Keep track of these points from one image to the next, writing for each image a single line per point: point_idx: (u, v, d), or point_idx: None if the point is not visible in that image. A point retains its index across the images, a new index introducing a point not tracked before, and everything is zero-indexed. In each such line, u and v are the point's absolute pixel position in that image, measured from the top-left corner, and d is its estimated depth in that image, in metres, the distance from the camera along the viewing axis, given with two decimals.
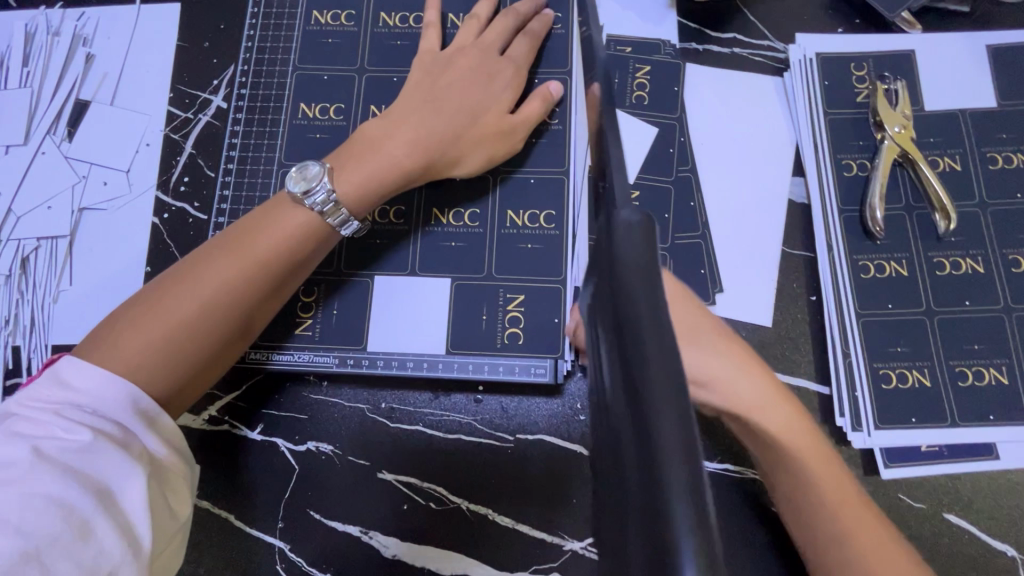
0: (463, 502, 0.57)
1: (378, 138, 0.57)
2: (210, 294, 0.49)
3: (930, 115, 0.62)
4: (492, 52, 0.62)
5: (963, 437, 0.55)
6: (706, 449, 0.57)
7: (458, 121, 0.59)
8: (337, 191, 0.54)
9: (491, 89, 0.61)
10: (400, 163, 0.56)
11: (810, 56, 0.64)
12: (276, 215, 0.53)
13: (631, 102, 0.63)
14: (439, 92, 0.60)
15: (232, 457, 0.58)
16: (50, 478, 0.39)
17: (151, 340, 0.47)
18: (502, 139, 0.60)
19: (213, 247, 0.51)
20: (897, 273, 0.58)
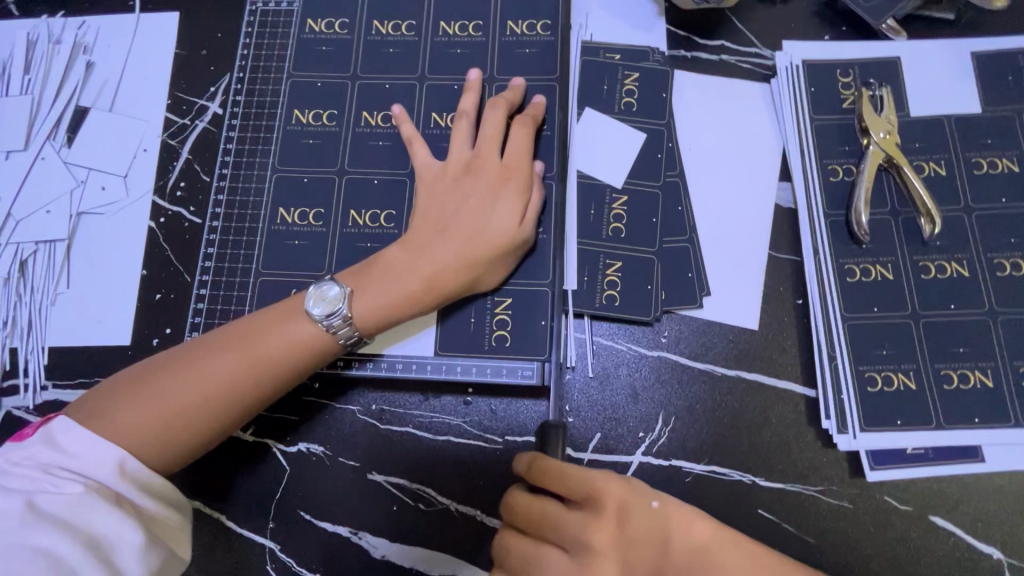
0: (452, 503, 0.57)
1: (393, 263, 0.56)
2: (215, 392, 0.51)
3: (915, 121, 0.62)
4: (489, 155, 0.60)
5: (948, 440, 0.55)
6: (693, 451, 0.57)
7: (469, 239, 0.56)
8: (353, 315, 0.55)
9: (497, 197, 0.58)
10: (411, 289, 0.55)
11: (796, 63, 0.65)
12: (295, 321, 0.54)
13: (619, 109, 0.64)
14: (448, 213, 0.58)
15: (225, 459, 0.59)
16: (41, 530, 0.42)
17: (152, 424, 0.49)
18: (513, 251, 0.57)
19: (230, 337, 0.53)
20: (883, 277, 0.59)
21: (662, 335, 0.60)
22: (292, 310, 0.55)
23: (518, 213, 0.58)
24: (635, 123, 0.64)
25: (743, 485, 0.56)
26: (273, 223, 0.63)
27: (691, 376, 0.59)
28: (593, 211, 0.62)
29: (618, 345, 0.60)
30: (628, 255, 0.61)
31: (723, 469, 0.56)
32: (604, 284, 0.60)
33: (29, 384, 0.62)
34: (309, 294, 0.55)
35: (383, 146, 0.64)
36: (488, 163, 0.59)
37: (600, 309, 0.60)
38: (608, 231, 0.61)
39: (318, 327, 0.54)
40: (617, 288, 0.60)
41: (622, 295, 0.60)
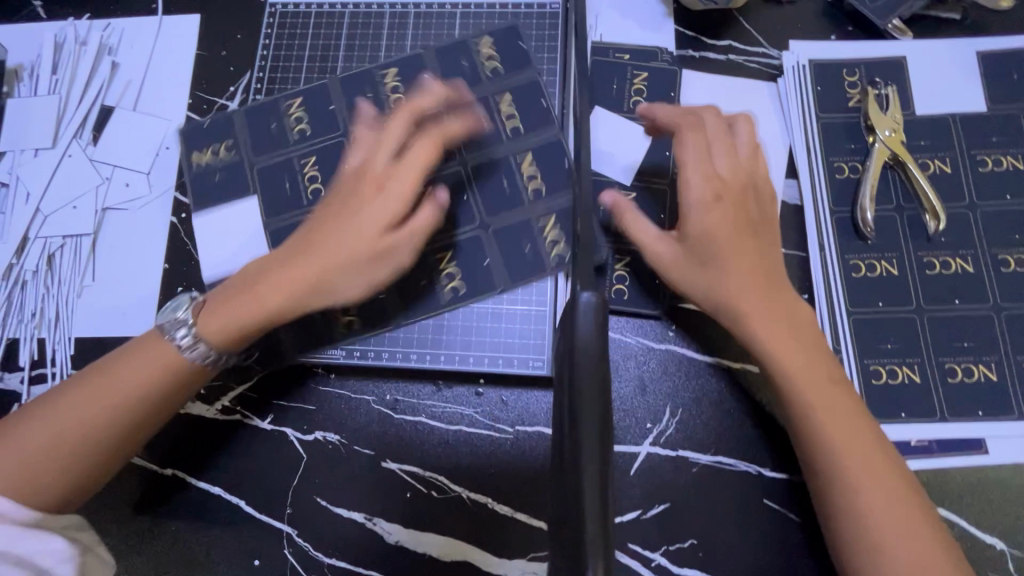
0: (464, 491, 0.59)
1: (257, 276, 0.56)
2: (72, 424, 0.51)
3: (921, 119, 0.63)
4: (377, 167, 0.59)
5: (951, 432, 0.56)
6: (699, 442, 0.58)
7: (332, 253, 0.56)
8: (200, 329, 0.54)
9: (368, 205, 0.57)
10: (266, 303, 0.55)
11: (803, 62, 0.66)
12: (145, 348, 0.54)
13: (628, 108, 0.66)
14: (332, 220, 0.57)
15: (244, 446, 0.61)
16: None
17: (22, 452, 0.49)
18: (380, 261, 0.57)
19: (96, 366, 0.54)
20: (888, 272, 0.60)
21: (669, 329, 0.61)
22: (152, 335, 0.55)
23: (388, 222, 0.57)
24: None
25: (749, 475, 0.57)
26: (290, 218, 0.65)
27: (698, 369, 0.60)
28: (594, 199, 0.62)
29: (627, 338, 0.61)
30: (634, 250, 0.62)
31: (729, 460, 0.58)
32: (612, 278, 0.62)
33: (56, 373, 0.65)
34: (160, 315, 0.56)
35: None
36: (376, 170, 0.58)
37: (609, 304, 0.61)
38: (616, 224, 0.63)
39: (206, 338, 0.54)
40: (625, 283, 0.62)
41: (630, 288, 0.62)
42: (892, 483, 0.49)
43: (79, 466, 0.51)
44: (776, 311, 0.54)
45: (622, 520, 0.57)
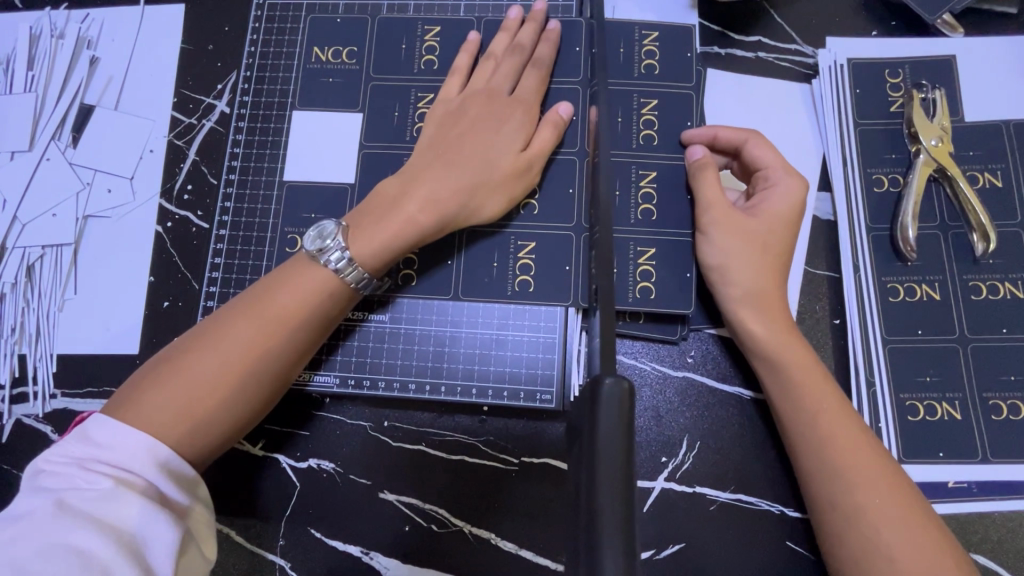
0: (466, 525, 0.55)
1: (395, 195, 0.53)
2: (237, 357, 0.47)
3: (971, 126, 0.58)
4: (501, 91, 0.57)
5: (994, 475, 0.52)
6: (719, 478, 0.54)
7: (475, 168, 0.53)
8: (352, 249, 0.50)
9: (500, 123, 0.55)
10: (441, 199, 0.52)
11: (841, 62, 0.60)
12: (296, 274, 0.50)
13: (640, 73, 0.59)
14: (452, 141, 0.55)
15: (236, 473, 0.57)
16: (70, 527, 0.39)
17: (176, 400, 0.46)
18: (520, 176, 0.55)
19: (244, 301, 0.50)
20: (929, 297, 0.55)
21: (688, 355, 0.57)
22: (296, 265, 0.51)
23: (520, 144, 0.55)
24: (660, 88, 0.59)
25: (772, 515, 0.53)
26: (284, 227, 0.60)
27: (719, 400, 0.56)
28: (572, 190, 0.57)
29: (642, 364, 0.57)
30: (660, 241, 0.56)
31: (751, 498, 0.54)
32: (637, 274, 0.56)
33: (38, 392, 0.61)
34: (304, 239, 0.52)
35: (398, 117, 0.61)
36: (497, 95, 0.57)
37: (634, 303, 0.55)
38: (636, 213, 0.57)
39: (362, 261, 0.50)
40: (651, 279, 0.55)
41: (657, 286, 0.55)
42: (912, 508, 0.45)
43: (239, 403, 0.48)
44: (779, 317, 0.51)
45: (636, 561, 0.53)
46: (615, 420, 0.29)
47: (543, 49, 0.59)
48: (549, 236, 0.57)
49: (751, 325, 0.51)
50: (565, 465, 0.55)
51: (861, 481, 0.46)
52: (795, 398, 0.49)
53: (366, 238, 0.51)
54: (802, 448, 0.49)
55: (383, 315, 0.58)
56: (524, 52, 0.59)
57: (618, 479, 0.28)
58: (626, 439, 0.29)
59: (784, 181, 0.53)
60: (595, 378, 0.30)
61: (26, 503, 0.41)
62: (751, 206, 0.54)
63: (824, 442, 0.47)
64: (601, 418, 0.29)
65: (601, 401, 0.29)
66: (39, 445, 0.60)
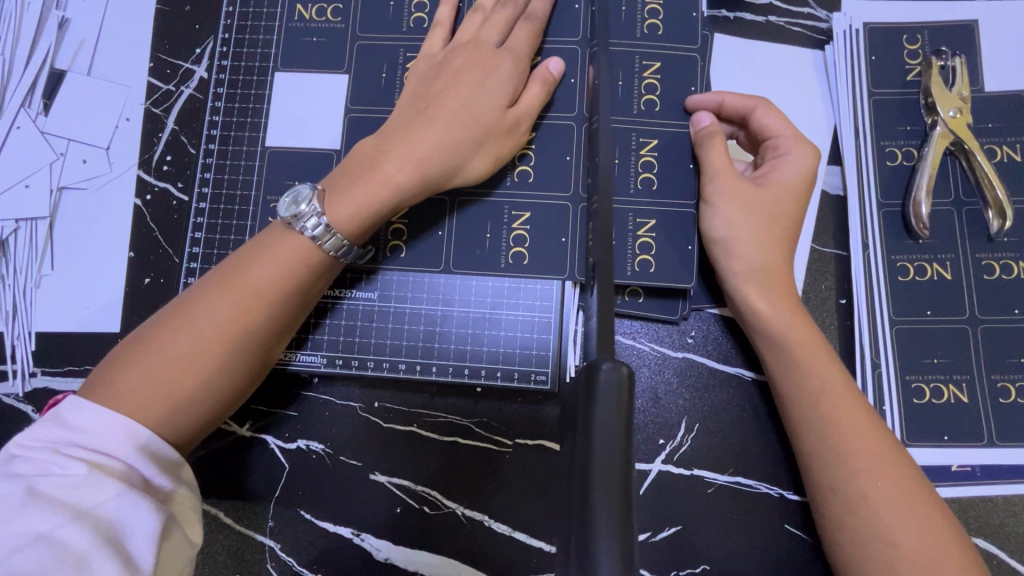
0: (458, 507, 0.54)
1: (373, 155, 0.50)
2: (216, 334, 0.45)
3: (991, 97, 0.55)
4: (490, 43, 0.54)
5: (999, 459, 0.50)
6: (716, 460, 0.53)
7: (458, 124, 0.50)
8: (329, 215, 0.48)
9: (487, 77, 0.52)
10: (422, 157, 0.49)
11: (856, 27, 0.57)
12: (273, 244, 0.48)
13: (643, 33, 0.55)
14: (434, 96, 0.51)
15: (222, 454, 0.56)
16: (42, 517, 0.37)
17: (154, 379, 0.44)
18: (506, 134, 0.52)
19: (220, 274, 0.47)
20: (940, 277, 0.53)
21: (688, 335, 0.55)
22: (274, 236, 0.48)
23: (507, 100, 0.52)
24: (664, 51, 0.55)
25: (770, 498, 0.52)
26: (268, 197, 0.57)
27: (719, 380, 0.54)
28: (570, 157, 0.55)
29: (640, 345, 0.55)
30: (662, 212, 0.54)
31: (749, 481, 0.53)
32: (636, 247, 0.53)
33: (17, 370, 0.59)
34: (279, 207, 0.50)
35: (386, 78, 0.57)
36: (483, 48, 0.53)
37: (632, 276, 0.53)
38: (636, 183, 0.54)
39: (341, 227, 0.48)
40: (651, 252, 0.53)
41: (656, 260, 0.53)
42: (916, 492, 0.44)
43: (221, 381, 0.46)
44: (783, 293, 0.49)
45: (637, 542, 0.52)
46: (613, 408, 0.27)
47: (539, 3, 0.55)
48: (545, 208, 0.54)
49: (755, 301, 0.49)
50: (558, 445, 0.54)
51: (861, 470, 0.44)
52: (797, 377, 0.48)
53: (345, 201, 0.48)
54: (802, 427, 0.47)
55: (370, 292, 0.55)
56: (517, 6, 0.55)
57: (613, 458, 0.26)
58: (624, 425, 0.27)
59: (794, 150, 0.51)
60: (592, 365, 0.28)
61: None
62: (758, 176, 0.52)
63: (828, 425, 0.46)
64: (597, 405, 0.28)
65: (598, 385, 0.28)
66: (20, 425, 0.59)
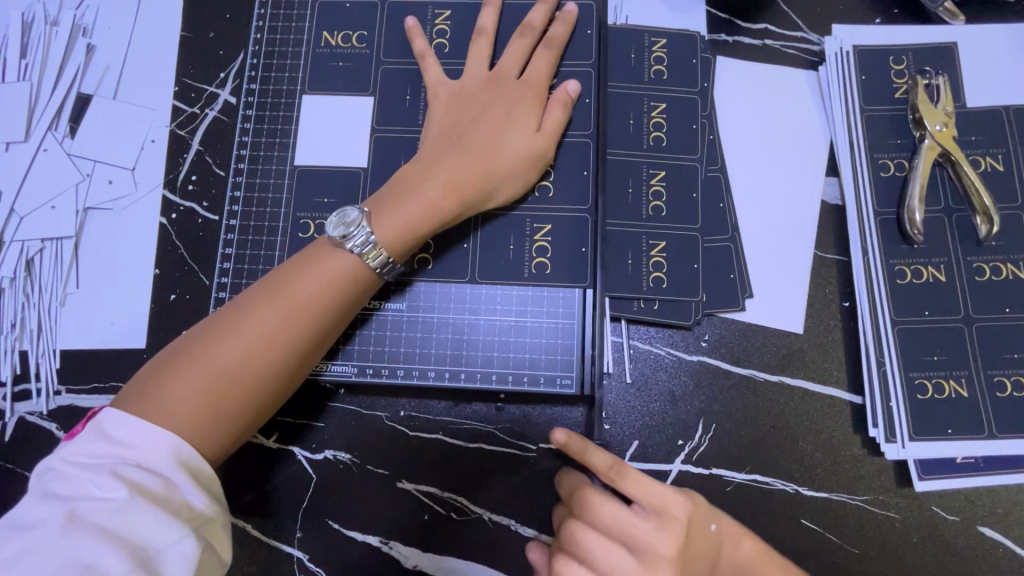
0: (485, 512, 0.55)
1: (415, 180, 0.52)
2: (261, 345, 0.47)
3: (972, 112, 0.59)
4: (510, 73, 0.57)
5: (999, 449, 0.53)
6: (733, 459, 0.55)
7: (489, 151, 0.54)
8: (377, 234, 0.50)
9: (513, 108, 0.55)
10: (458, 182, 0.52)
11: (847, 49, 0.61)
12: (317, 259, 0.50)
13: (649, 79, 0.60)
14: (466, 126, 0.55)
15: (248, 466, 0.57)
16: (84, 544, 0.37)
17: (199, 388, 0.45)
18: (534, 158, 0.55)
19: (264, 287, 0.49)
20: (935, 279, 0.56)
21: (702, 339, 0.57)
22: (316, 251, 0.50)
23: (532, 126, 0.55)
24: (670, 93, 0.60)
25: (787, 495, 0.54)
26: (296, 213, 0.59)
27: (733, 381, 0.56)
28: (587, 172, 0.57)
29: (657, 350, 0.57)
30: (670, 233, 0.57)
31: (765, 478, 0.54)
32: (649, 264, 0.57)
33: (41, 388, 0.60)
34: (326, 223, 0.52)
35: (409, 100, 0.60)
36: (506, 79, 0.57)
37: (648, 291, 0.56)
38: (647, 210, 0.58)
39: (386, 247, 0.50)
40: (663, 270, 0.57)
41: (668, 276, 0.57)
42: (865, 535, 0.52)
43: (262, 393, 0.47)
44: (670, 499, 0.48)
45: None
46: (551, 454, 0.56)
47: (557, 29, 0.59)
48: (564, 220, 0.57)
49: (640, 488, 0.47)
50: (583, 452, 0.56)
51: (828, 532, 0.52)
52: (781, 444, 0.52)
53: (388, 220, 0.51)
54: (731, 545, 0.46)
55: (399, 303, 0.57)
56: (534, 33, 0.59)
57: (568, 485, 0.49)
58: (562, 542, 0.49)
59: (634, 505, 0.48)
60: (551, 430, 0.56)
61: (34, 512, 0.39)
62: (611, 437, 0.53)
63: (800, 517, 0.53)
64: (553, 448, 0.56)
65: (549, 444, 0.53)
66: (45, 442, 0.59)
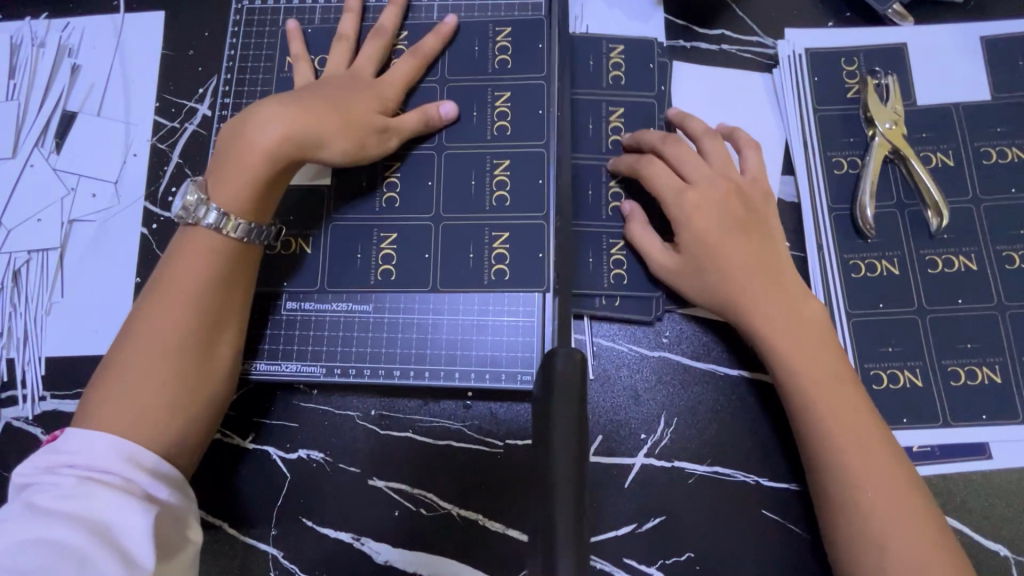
0: (454, 508, 0.57)
1: (233, 145, 0.53)
2: (162, 338, 0.49)
3: (923, 110, 0.61)
4: (364, 74, 0.60)
5: (954, 437, 0.54)
6: (696, 452, 0.56)
7: (309, 114, 0.54)
8: (219, 203, 0.52)
9: (356, 91, 0.58)
10: (256, 143, 0.52)
11: (799, 52, 0.63)
12: (184, 247, 0.52)
13: (608, 84, 0.62)
14: (308, 95, 0.56)
15: (224, 467, 0.58)
16: (42, 523, 0.39)
17: (118, 397, 0.47)
18: (368, 129, 0.57)
19: (149, 291, 0.51)
20: (888, 272, 0.57)
21: (663, 335, 0.59)
22: (183, 245, 0.52)
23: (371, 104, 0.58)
24: (630, 98, 0.62)
25: (749, 487, 0.55)
26: None
27: (693, 376, 0.58)
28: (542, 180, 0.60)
29: (619, 346, 0.59)
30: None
31: (726, 470, 0.56)
32: (611, 263, 0.59)
33: (27, 395, 0.62)
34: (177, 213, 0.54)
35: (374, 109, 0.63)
36: (360, 76, 0.60)
37: (608, 288, 0.59)
38: (608, 210, 0.60)
39: (233, 210, 0.52)
40: (623, 267, 0.59)
41: (630, 272, 0.59)
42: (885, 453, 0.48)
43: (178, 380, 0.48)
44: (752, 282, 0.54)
45: (631, 530, 0.55)
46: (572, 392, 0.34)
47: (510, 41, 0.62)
48: (522, 226, 0.60)
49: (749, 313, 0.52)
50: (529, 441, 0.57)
51: (851, 458, 0.48)
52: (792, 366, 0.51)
53: (228, 185, 0.52)
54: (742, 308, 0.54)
55: (366, 306, 0.60)
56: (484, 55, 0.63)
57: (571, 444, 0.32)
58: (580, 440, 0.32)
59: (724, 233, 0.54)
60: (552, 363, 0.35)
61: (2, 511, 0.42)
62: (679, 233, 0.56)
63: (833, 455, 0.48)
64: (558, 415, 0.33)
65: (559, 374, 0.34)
66: (30, 447, 0.61)
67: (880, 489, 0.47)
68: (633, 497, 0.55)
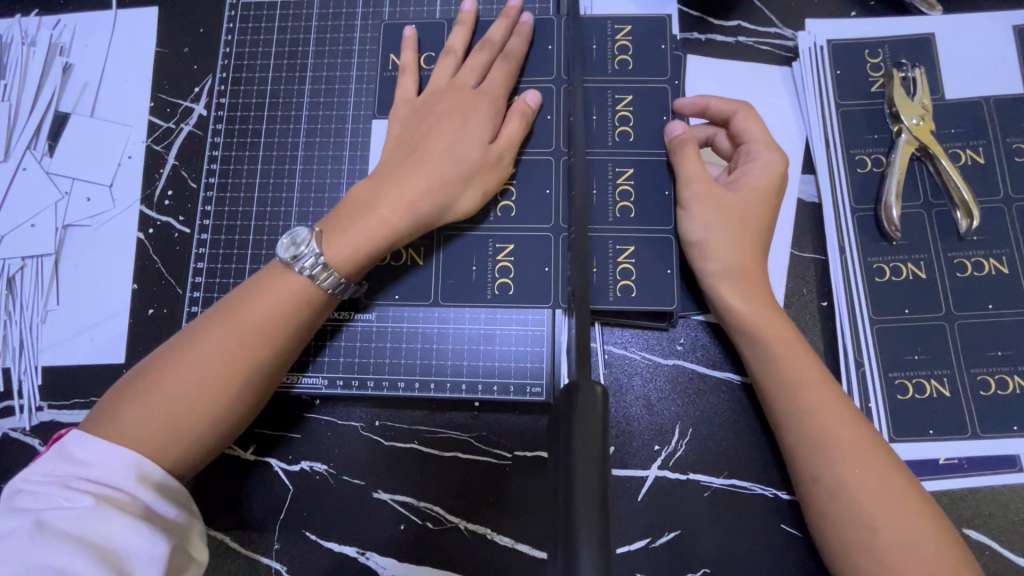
0: (461, 521, 0.55)
1: (364, 199, 0.52)
2: (217, 366, 0.46)
3: (952, 104, 0.58)
4: (467, 82, 0.57)
5: (983, 449, 0.52)
6: (712, 465, 0.54)
7: (442, 163, 0.53)
8: (326, 255, 0.50)
9: (467, 118, 0.55)
10: (409, 199, 0.52)
11: (821, 44, 0.60)
12: (272, 280, 0.50)
13: (612, 70, 0.59)
14: (419, 140, 0.54)
15: (225, 478, 0.57)
16: (50, 549, 0.38)
17: (156, 412, 0.45)
18: (490, 167, 0.55)
19: (219, 309, 0.49)
20: (915, 276, 0.55)
21: (677, 342, 0.57)
22: (269, 273, 0.51)
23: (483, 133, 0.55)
24: (636, 84, 0.59)
25: (768, 500, 0.53)
26: None
27: (711, 385, 0.56)
28: (549, 190, 0.58)
29: (632, 354, 0.57)
30: (638, 239, 0.56)
31: (744, 482, 0.54)
32: (616, 272, 0.56)
33: (24, 405, 0.61)
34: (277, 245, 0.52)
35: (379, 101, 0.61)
36: (463, 87, 0.57)
37: (615, 301, 0.56)
38: (613, 212, 0.57)
39: (334, 265, 0.50)
40: (631, 276, 0.56)
41: (636, 284, 0.56)
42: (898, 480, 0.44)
43: (220, 416, 0.47)
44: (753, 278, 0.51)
45: (645, 544, 0.53)
46: (593, 416, 0.30)
47: (515, 42, 0.59)
48: (524, 239, 0.57)
49: (731, 302, 0.50)
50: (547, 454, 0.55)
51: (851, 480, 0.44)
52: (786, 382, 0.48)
53: (341, 241, 0.50)
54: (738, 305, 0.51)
55: (368, 315, 0.58)
56: (493, 47, 0.59)
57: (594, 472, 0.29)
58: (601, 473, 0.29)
59: (762, 156, 0.53)
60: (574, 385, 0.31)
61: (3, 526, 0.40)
62: (732, 180, 0.54)
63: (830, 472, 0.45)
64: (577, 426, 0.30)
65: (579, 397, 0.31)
66: (27, 459, 0.59)
67: (885, 515, 0.43)
68: (648, 511, 0.54)
